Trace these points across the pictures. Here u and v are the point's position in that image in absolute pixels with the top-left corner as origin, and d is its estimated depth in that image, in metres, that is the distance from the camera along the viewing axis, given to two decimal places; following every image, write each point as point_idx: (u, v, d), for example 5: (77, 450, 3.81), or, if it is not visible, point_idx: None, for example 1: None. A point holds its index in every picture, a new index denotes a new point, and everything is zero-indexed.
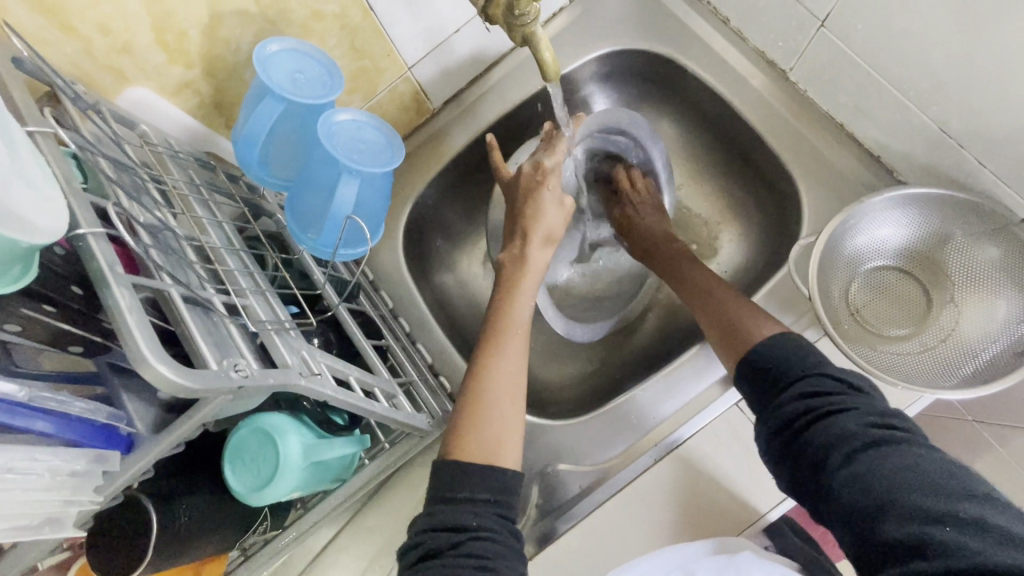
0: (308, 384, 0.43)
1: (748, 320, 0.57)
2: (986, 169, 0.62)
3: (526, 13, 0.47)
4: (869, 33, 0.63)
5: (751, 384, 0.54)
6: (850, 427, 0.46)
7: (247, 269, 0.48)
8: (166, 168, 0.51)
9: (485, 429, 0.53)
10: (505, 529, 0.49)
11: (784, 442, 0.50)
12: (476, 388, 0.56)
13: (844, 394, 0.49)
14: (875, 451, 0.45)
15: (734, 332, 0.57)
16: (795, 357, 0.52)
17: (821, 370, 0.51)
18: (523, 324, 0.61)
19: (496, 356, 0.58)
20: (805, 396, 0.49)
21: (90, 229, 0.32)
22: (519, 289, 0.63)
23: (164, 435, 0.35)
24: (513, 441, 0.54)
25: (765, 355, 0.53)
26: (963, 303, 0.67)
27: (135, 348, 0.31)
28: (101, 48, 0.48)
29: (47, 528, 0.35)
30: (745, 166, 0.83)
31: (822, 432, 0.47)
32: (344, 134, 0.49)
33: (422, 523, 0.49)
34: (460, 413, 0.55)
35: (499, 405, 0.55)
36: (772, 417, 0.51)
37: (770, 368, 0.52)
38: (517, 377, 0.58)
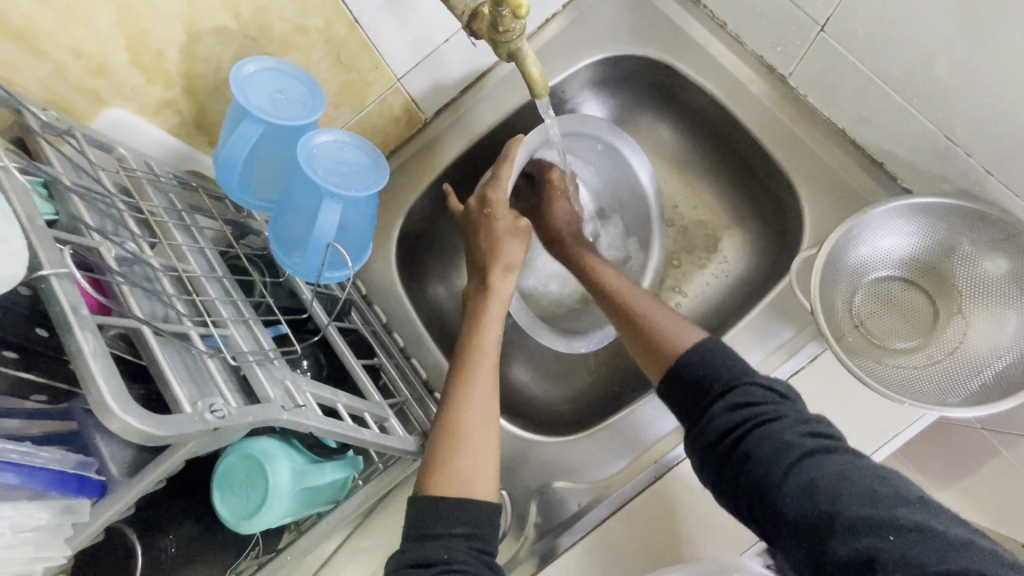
0: (292, 418, 0.41)
1: (669, 332, 0.58)
2: (994, 178, 0.60)
3: (512, 29, 0.45)
4: (870, 38, 0.61)
5: (679, 396, 0.54)
6: (785, 438, 0.46)
7: (229, 296, 0.46)
8: (145, 193, 0.50)
9: (457, 464, 0.52)
10: (481, 562, 0.47)
11: (722, 454, 0.49)
12: (449, 422, 0.55)
13: (773, 402, 0.50)
14: (811, 460, 0.45)
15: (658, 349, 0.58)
16: (723, 366, 0.53)
17: (748, 378, 0.52)
18: (491, 350, 0.60)
19: (468, 387, 0.57)
20: (734, 407, 0.50)
21: (54, 270, 0.31)
22: (487, 316, 0.62)
23: (136, 482, 0.34)
24: (489, 474, 0.53)
25: (687, 368, 0.54)
26: (970, 315, 0.65)
27: (100, 397, 0.29)
28: (75, 70, 0.47)
29: None
30: (744, 173, 0.81)
31: (756, 439, 0.47)
32: (325, 156, 0.48)
33: (396, 561, 0.48)
34: (434, 446, 0.54)
35: (471, 437, 0.54)
36: (705, 431, 0.50)
37: (698, 374, 0.53)
38: (491, 407, 0.56)
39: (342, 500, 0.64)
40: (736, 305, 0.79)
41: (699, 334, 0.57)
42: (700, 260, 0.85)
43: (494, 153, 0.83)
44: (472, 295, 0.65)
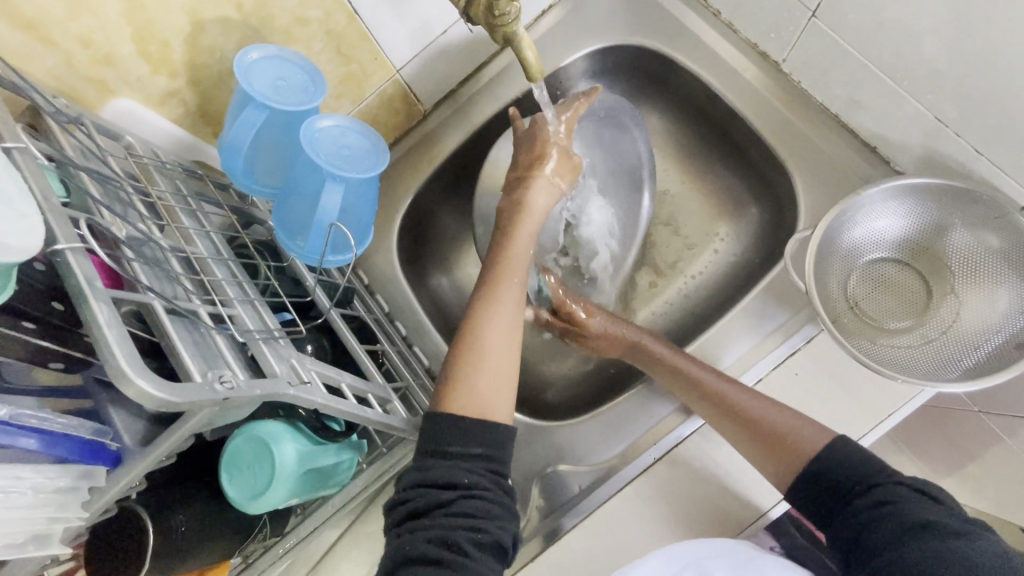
0: (297, 393, 0.43)
1: (799, 432, 0.57)
2: (984, 158, 0.61)
3: (506, 12, 0.47)
4: (862, 24, 0.62)
5: (813, 501, 0.54)
6: (922, 516, 0.47)
7: (235, 278, 0.48)
8: (153, 180, 0.51)
9: (478, 383, 0.53)
10: (497, 486, 0.49)
11: (851, 538, 0.50)
12: (471, 340, 0.56)
13: (918, 495, 0.49)
14: (955, 542, 0.45)
15: (781, 442, 0.57)
16: (863, 464, 0.53)
17: (893, 477, 0.51)
18: (519, 271, 0.61)
19: (492, 309, 0.58)
20: (874, 502, 0.50)
21: (68, 245, 0.32)
22: (518, 235, 0.63)
23: (149, 448, 0.35)
24: (506, 400, 0.54)
25: (827, 474, 0.54)
26: (963, 293, 0.66)
27: (115, 363, 0.31)
28: (83, 60, 0.48)
29: (31, 545, 0.35)
30: (741, 161, 0.82)
31: (892, 524, 0.48)
32: (327, 141, 0.49)
33: (412, 479, 0.49)
34: (452, 367, 0.55)
35: (493, 362, 0.55)
36: (840, 524, 0.52)
37: (837, 476, 0.53)
38: (513, 333, 0.57)
39: (347, 482, 0.66)
40: (732, 291, 0.81)
41: (827, 435, 0.56)
42: (697, 247, 0.87)
43: (494, 144, 0.84)
44: (504, 213, 0.66)
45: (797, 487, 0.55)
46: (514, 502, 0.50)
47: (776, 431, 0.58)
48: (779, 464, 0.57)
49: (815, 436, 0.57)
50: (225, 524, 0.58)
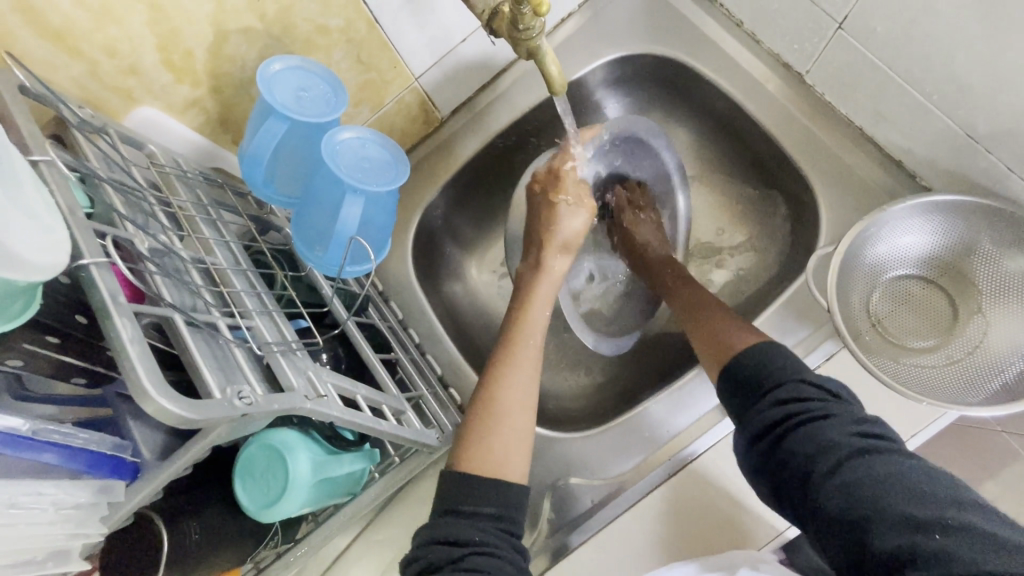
0: (313, 407, 0.43)
1: (724, 332, 0.60)
2: (1014, 175, 0.60)
3: (531, 27, 0.46)
4: (889, 36, 0.61)
5: (734, 391, 0.55)
6: (835, 437, 0.48)
7: (254, 288, 0.48)
8: (174, 188, 0.51)
9: (494, 441, 0.53)
10: (508, 544, 0.48)
11: (765, 437, 0.52)
12: (486, 397, 0.55)
13: (826, 404, 0.51)
14: (861, 461, 0.47)
15: (706, 345, 0.61)
16: (779, 366, 0.54)
17: (801, 377, 0.53)
18: (538, 329, 0.61)
19: (511, 367, 0.57)
20: (783, 402, 0.52)
21: (93, 260, 0.32)
22: (535, 297, 0.63)
23: (168, 463, 0.35)
24: (523, 458, 0.53)
25: (743, 365, 0.56)
26: (991, 314, 0.65)
27: (136, 381, 0.30)
28: (108, 69, 0.48)
29: (51, 562, 0.35)
30: (761, 172, 0.81)
31: (804, 435, 0.49)
32: (348, 152, 0.49)
33: (423, 535, 0.49)
34: (469, 424, 0.54)
35: (510, 418, 0.54)
36: (753, 423, 0.52)
37: (760, 371, 0.54)
38: (530, 390, 0.57)
39: (359, 491, 0.66)
40: (748, 305, 0.79)
41: (754, 338, 0.58)
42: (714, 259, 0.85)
43: (511, 152, 0.84)
44: (524, 274, 0.66)
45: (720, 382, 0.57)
46: (525, 562, 0.49)
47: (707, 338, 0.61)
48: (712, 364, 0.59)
49: (739, 334, 0.59)
50: (237, 532, 0.58)
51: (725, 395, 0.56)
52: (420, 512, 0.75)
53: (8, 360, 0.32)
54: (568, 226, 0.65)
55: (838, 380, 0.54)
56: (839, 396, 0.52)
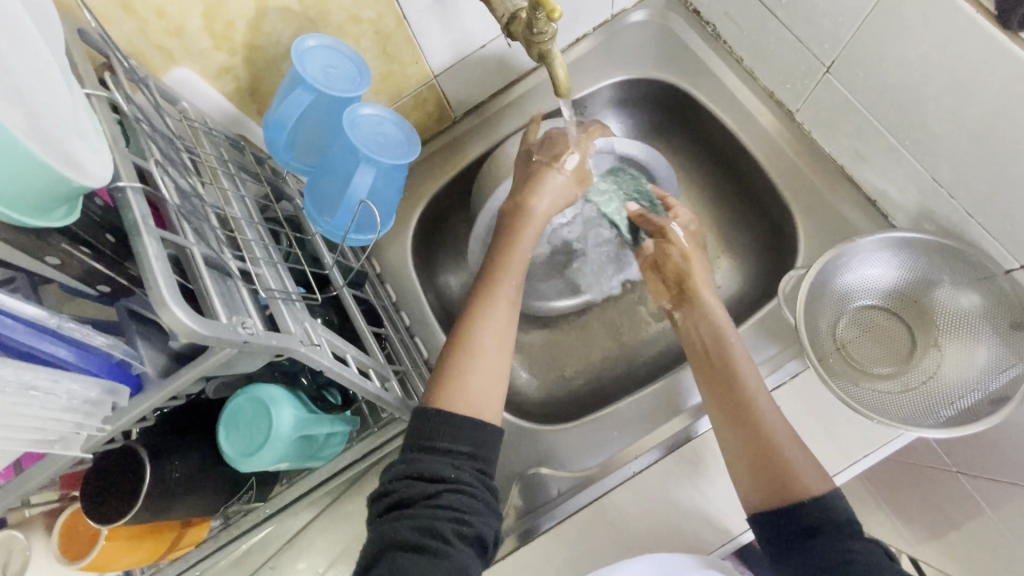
0: (307, 352, 0.46)
1: (800, 471, 0.55)
2: (974, 221, 0.64)
3: (544, 31, 0.51)
4: (869, 82, 0.66)
5: (781, 535, 0.53)
6: None
7: (263, 241, 0.52)
8: (200, 144, 0.56)
9: (471, 380, 0.56)
10: (482, 483, 0.52)
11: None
12: (462, 339, 0.59)
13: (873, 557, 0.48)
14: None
15: (777, 477, 0.55)
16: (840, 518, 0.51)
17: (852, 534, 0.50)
18: (513, 277, 0.65)
19: (488, 312, 0.61)
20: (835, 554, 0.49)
21: (130, 183, 0.36)
22: (516, 247, 0.67)
23: (169, 380, 0.38)
24: (495, 397, 0.57)
25: (813, 511, 0.52)
26: (946, 347, 0.69)
27: (158, 293, 0.34)
28: (156, 29, 0.53)
29: (58, 446, 0.37)
30: (747, 199, 0.86)
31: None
32: (366, 127, 0.53)
33: (399, 471, 0.51)
34: (447, 364, 0.58)
35: (485, 357, 0.58)
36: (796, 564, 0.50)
37: (812, 521, 0.52)
38: (505, 336, 0.61)
39: (334, 456, 0.69)
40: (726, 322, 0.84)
41: (829, 486, 0.54)
42: None
43: None
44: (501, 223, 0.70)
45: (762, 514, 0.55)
46: (494, 502, 0.53)
47: (776, 466, 0.56)
48: (766, 498, 0.55)
49: (817, 483, 0.54)
50: (214, 478, 0.61)
51: (768, 540, 0.54)
52: None
53: (47, 258, 0.36)
54: (550, 185, 0.70)
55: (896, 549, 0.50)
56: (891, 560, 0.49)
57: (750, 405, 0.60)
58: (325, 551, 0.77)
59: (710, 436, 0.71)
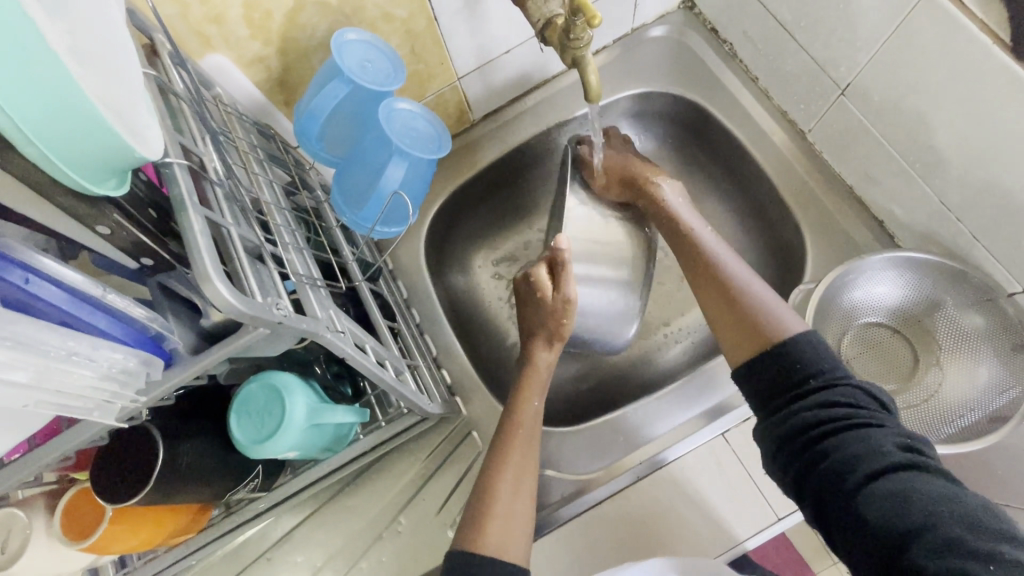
0: (333, 338, 0.46)
1: (774, 318, 0.59)
2: (980, 244, 0.66)
3: (580, 38, 0.53)
4: (884, 105, 0.68)
5: (759, 390, 0.57)
6: (882, 446, 0.49)
7: (291, 227, 0.52)
8: (233, 128, 0.57)
9: (495, 526, 0.58)
10: None
11: (805, 445, 0.52)
12: (485, 484, 0.62)
13: (870, 410, 0.52)
14: (907, 474, 0.47)
15: (751, 327, 0.60)
16: (822, 360, 0.55)
17: (845, 382, 0.53)
18: (527, 431, 0.67)
19: (506, 460, 0.64)
20: (826, 403, 0.52)
21: (176, 160, 0.37)
22: (529, 391, 0.70)
23: (200, 357, 0.39)
24: (521, 538, 0.59)
25: (790, 355, 0.56)
26: (947, 367, 0.71)
27: (202, 267, 0.34)
28: (197, 15, 0.53)
29: (97, 413, 0.37)
30: (757, 215, 0.88)
31: (848, 442, 0.50)
32: (399, 122, 0.55)
33: None
34: (475, 510, 0.60)
35: (506, 504, 0.60)
36: (788, 419, 0.53)
37: (791, 366, 0.55)
38: (523, 476, 0.63)
39: (341, 449, 0.69)
40: None
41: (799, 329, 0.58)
42: None
43: (529, 161, 0.90)
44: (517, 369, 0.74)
45: (748, 364, 0.58)
46: None
47: (748, 317, 0.60)
48: (742, 350, 0.59)
49: (789, 325, 0.58)
50: (222, 465, 0.60)
51: (753, 397, 0.57)
52: (393, 484, 0.78)
53: (97, 228, 0.36)
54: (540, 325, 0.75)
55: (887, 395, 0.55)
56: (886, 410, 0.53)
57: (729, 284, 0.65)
58: (321, 547, 0.76)
59: (714, 446, 0.72)
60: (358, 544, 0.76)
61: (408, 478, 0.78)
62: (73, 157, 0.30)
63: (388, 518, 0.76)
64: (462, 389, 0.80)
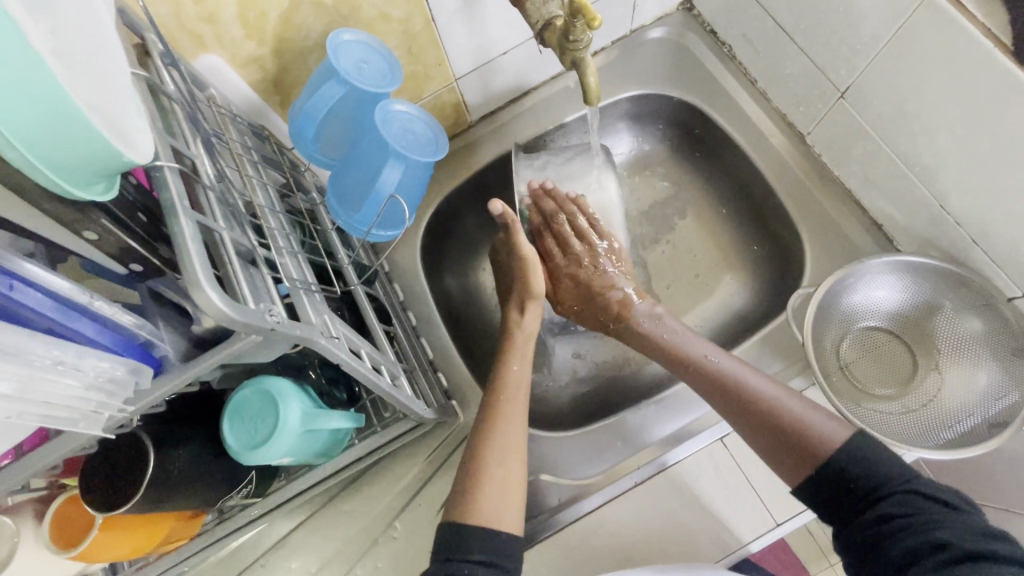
0: (327, 344, 0.45)
1: (817, 428, 0.56)
2: (979, 248, 0.66)
3: (579, 39, 0.52)
4: (884, 109, 0.68)
5: (825, 503, 0.54)
6: (942, 540, 0.47)
7: (285, 231, 0.51)
8: (227, 130, 0.56)
9: (487, 494, 0.58)
10: None
11: (868, 553, 0.50)
12: (474, 451, 0.62)
13: (933, 508, 0.49)
14: (971, 565, 0.45)
15: (799, 445, 0.56)
16: (882, 467, 0.53)
17: (906, 485, 0.51)
18: (515, 394, 0.66)
19: (491, 426, 0.63)
20: (886, 512, 0.50)
21: (167, 163, 0.37)
22: (509, 358, 0.70)
23: (190, 365, 0.38)
24: (513, 504, 0.59)
25: (849, 468, 0.53)
26: (945, 370, 0.71)
27: (193, 273, 0.33)
28: (190, 14, 0.52)
29: (82, 423, 0.36)
30: (756, 219, 0.87)
31: (908, 542, 0.48)
32: (396, 124, 0.54)
33: None
34: (466, 482, 0.60)
35: (496, 471, 0.60)
36: (853, 529, 0.52)
37: (850, 478, 0.53)
38: (511, 444, 0.62)
39: (336, 454, 0.68)
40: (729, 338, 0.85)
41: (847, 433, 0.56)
42: (704, 290, 0.90)
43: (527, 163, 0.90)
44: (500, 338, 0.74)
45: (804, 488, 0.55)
46: None
47: (792, 431, 0.57)
48: (796, 469, 0.56)
49: (836, 432, 0.56)
50: (215, 471, 0.59)
51: (824, 516, 0.55)
52: (390, 488, 0.77)
53: (84, 233, 0.35)
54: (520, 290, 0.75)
55: (956, 488, 0.52)
56: (959, 506, 0.50)
57: (747, 396, 0.61)
58: (316, 552, 0.75)
59: (713, 450, 0.71)
60: (353, 549, 0.75)
61: (404, 482, 0.77)
62: (58, 160, 0.29)
63: (384, 523, 0.75)
64: (459, 393, 0.79)
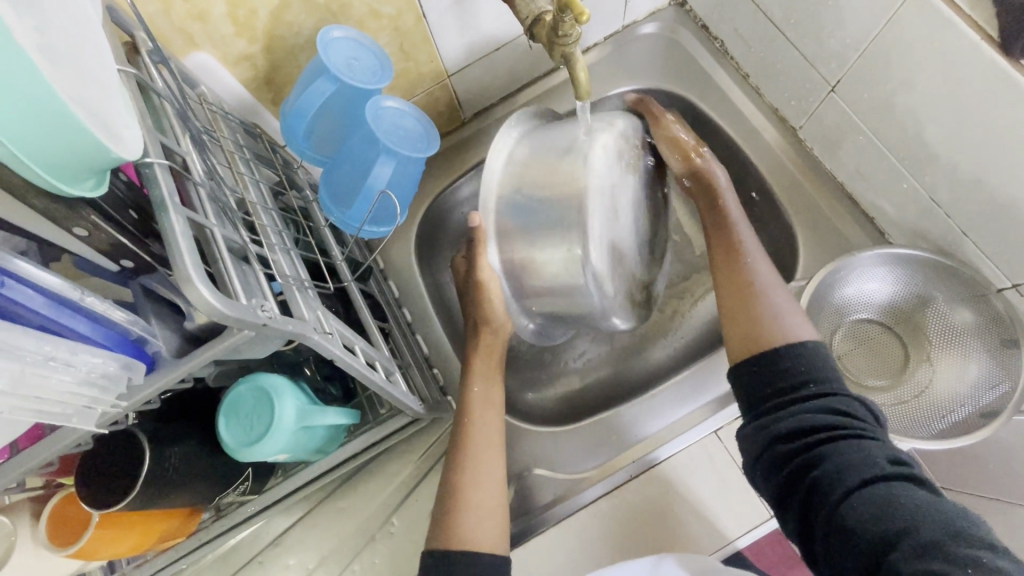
0: (320, 340, 0.45)
1: (789, 320, 0.61)
2: (968, 239, 0.66)
3: (568, 34, 0.52)
4: (873, 102, 0.68)
5: (765, 391, 0.57)
6: (873, 454, 0.51)
7: (277, 227, 0.52)
8: (219, 128, 0.56)
9: (470, 519, 0.61)
10: None
11: (798, 447, 0.53)
12: (454, 480, 0.64)
13: (866, 423, 0.54)
14: (896, 483, 0.49)
15: (759, 325, 0.61)
16: (828, 370, 0.57)
17: (843, 395, 0.55)
18: (487, 418, 0.69)
19: (464, 457, 0.65)
20: (825, 412, 0.54)
21: (157, 160, 0.37)
22: (472, 383, 0.71)
23: (183, 362, 0.38)
24: (495, 527, 0.62)
25: (801, 358, 0.57)
26: (937, 362, 0.71)
27: (183, 269, 0.34)
28: (180, 12, 0.52)
29: (75, 419, 0.36)
30: (749, 213, 0.88)
31: (843, 450, 0.51)
32: (387, 121, 0.54)
33: None
34: (450, 504, 0.63)
35: (477, 496, 0.63)
36: (788, 422, 0.54)
37: (798, 370, 0.57)
38: (485, 472, 0.65)
39: (333, 450, 0.68)
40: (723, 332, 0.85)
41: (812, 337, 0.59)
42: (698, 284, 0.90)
43: None
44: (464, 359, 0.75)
45: (747, 366, 0.60)
46: None
47: (760, 313, 0.62)
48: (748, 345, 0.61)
49: (801, 331, 0.60)
50: (210, 468, 0.60)
51: (750, 396, 0.58)
52: (386, 485, 0.77)
53: (74, 230, 0.36)
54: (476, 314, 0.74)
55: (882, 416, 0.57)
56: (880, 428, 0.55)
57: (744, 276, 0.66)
58: (313, 549, 0.76)
59: (706, 444, 0.72)
60: (350, 546, 0.75)
61: (400, 479, 0.77)
62: (45, 155, 0.29)
63: (380, 519, 0.75)
64: (455, 390, 0.80)
